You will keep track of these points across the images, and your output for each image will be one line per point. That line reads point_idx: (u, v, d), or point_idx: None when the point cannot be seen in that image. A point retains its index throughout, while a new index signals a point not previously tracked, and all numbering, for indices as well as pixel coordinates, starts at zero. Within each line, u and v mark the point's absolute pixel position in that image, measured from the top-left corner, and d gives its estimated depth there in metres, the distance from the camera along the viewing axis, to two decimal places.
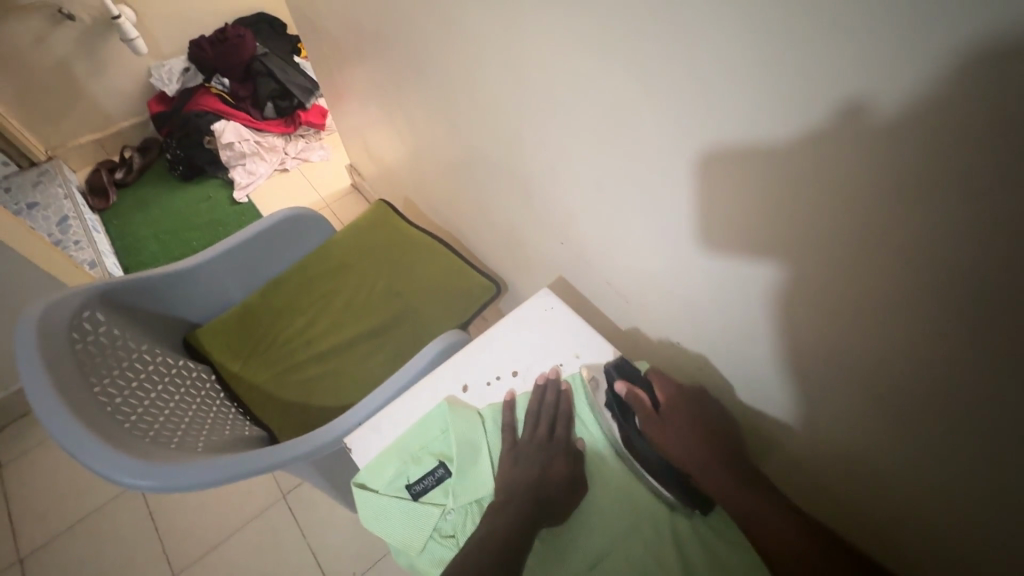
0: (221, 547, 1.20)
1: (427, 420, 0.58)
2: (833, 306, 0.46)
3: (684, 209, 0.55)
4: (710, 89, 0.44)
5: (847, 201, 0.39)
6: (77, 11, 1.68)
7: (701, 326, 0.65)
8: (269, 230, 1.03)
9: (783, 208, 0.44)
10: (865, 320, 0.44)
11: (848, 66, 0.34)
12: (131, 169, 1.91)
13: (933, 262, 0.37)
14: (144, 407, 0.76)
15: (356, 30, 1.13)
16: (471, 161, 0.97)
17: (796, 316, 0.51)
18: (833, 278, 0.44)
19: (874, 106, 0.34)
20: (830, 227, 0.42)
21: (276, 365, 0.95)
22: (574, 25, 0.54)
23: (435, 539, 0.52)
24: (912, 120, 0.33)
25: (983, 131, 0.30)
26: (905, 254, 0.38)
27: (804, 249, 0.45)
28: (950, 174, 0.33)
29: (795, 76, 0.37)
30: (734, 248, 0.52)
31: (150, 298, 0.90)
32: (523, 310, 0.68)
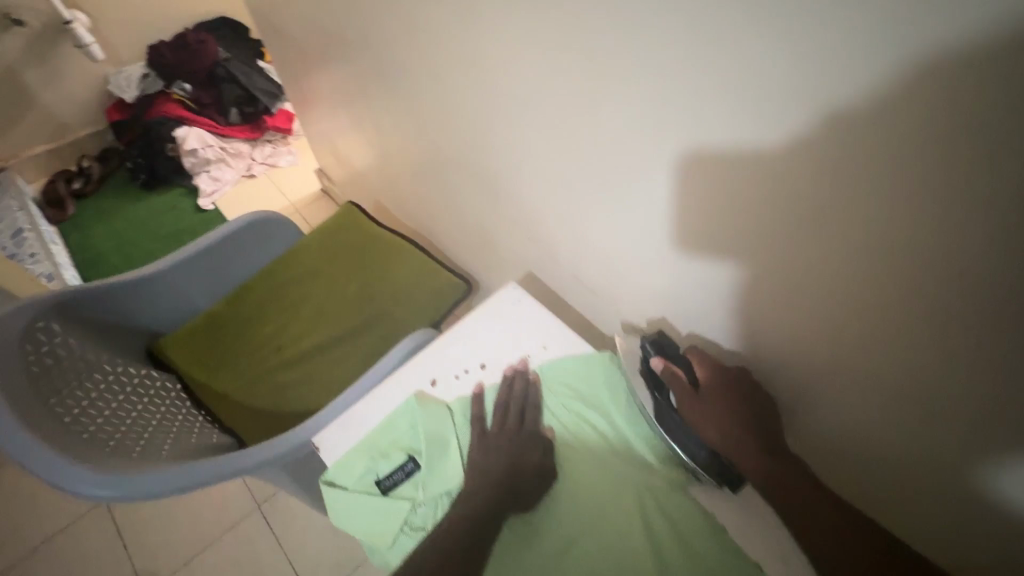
0: (194, 562, 1.17)
1: (395, 416, 0.58)
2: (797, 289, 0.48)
3: (653, 204, 0.56)
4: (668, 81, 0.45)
5: (804, 185, 0.41)
6: (28, 16, 1.62)
7: (670, 318, 0.66)
8: (234, 235, 1.02)
9: (745, 197, 0.46)
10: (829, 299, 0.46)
11: (780, 48, 0.36)
12: (90, 179, 1.86)
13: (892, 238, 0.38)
14: (105, 418, 0.73)
15: (319, 32, 1.13)
16: (438, 161, 0.97)
17: (761, 301, 0.52)
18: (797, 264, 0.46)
19: (803, 81, 0.37)
20: (788, 212, 0.43)
21: (246, 372, 0.94)
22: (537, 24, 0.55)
23: (406, 533, 0.52)
24: (837, 94, 0.35)
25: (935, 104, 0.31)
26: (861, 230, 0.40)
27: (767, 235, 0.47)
28: (875, 142, 0.35)
29: (735, 59, 0.39)
30: (703, 239, 0.53)
31: (109, 307, 0.88)
32: (490, 304, 0.69)
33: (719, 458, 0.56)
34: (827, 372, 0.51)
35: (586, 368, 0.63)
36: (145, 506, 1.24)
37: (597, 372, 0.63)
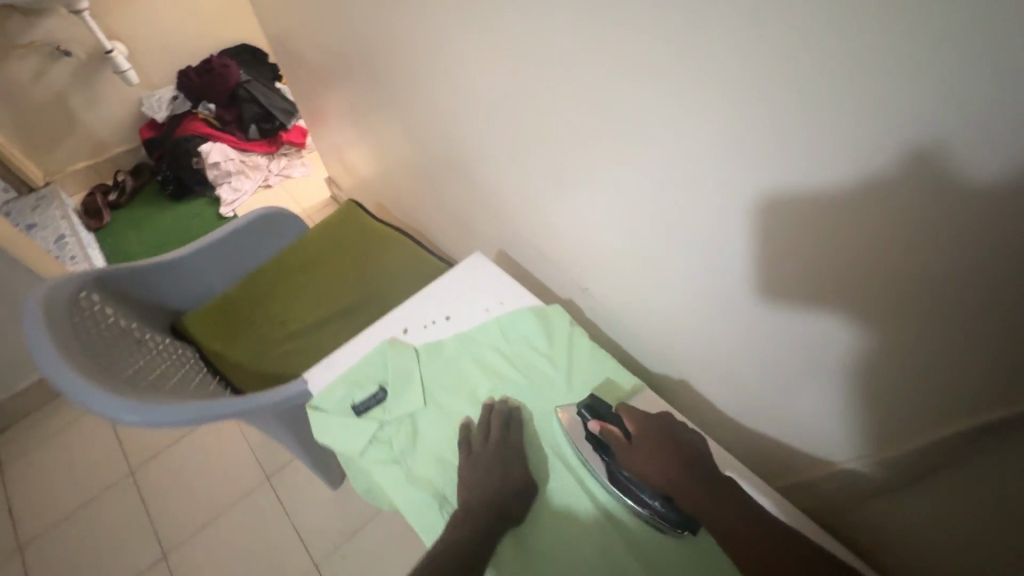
0: (209, 526, 1.29)
1: (370, 356, 0.70)
2: (828, 314, 0.49)
3: (718, 249, 0.55)
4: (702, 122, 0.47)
5: (840, 220, 0.43)
6: (74, 47, 1.83)
7: (724, 353, 0.65)
8: (247, 227, 1.16)
9: (783, 229, 0.48)
10: (858, 324, 0.47)
11: (633, 40, 0.48)
12: (124, 191, 2.05)
13: (918, 269, 0.40)
14: (138, 370, 0.87)
15: (325, 50, 1.28)
16: (424, 157, 1.10)
17: (791, 325, 0.54)
18: (831, 293, 0.48)
19: (651, 63, 0.48)
20: (822, 243, 0.45)
21: (255, 343, 1.07)
22: (559, 66, 0.58)
23: (373, 445, 0.63)
24: (671, 71, 0.47)
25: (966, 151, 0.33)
26: (885, 259, 0.42)
27: (795, 262, 0.49)
28: (701, 104, 0.47)
29: (609, 50, 0.51)
30: (739, 266, 0.55)
31: (140, 286, 1.02)
32: (458, 269, 0.80)
33: (673, 505, 0.55)
34: (716, 306, 0.62)
35: (537, 319, 0.72)
36: (167, 478, 1.37)
37: (541, 321, 0.72)
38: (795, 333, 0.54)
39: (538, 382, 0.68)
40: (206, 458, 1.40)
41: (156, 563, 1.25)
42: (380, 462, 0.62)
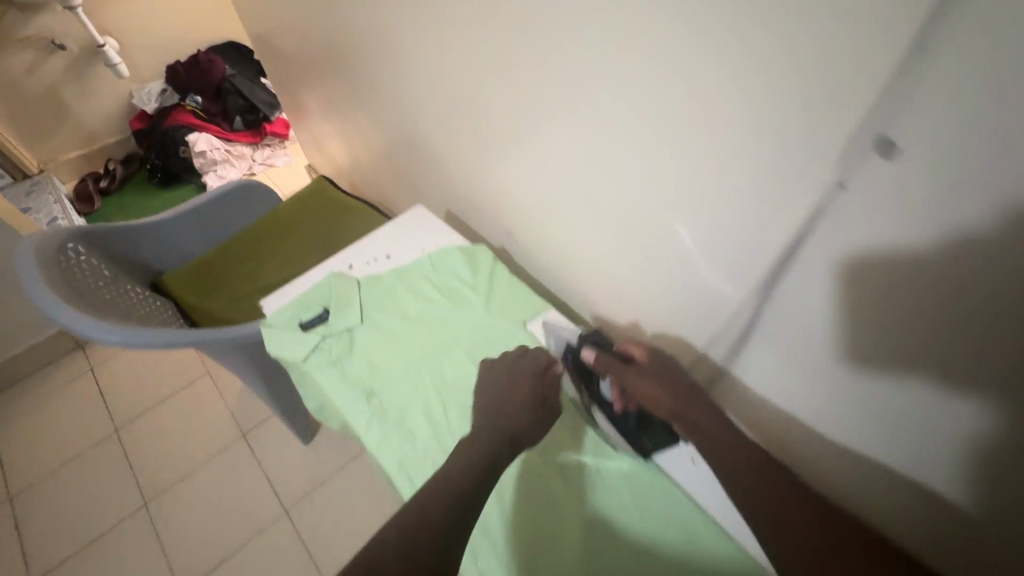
0: (188, 478, 1.39)
1: (318, 284, 0.80)
2: (707, 210, 0.56)
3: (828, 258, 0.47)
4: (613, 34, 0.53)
5: (706, 109, 0.49)
6: (68, 41, 1.95)
7: (827, 388, 0.56)
8: (224, 196, 1.27)
9: (667, 133, 0.55)
10: (727, 217, 0.55)
11: None
12: (114, 178, 2.16)
13: (761, 150, 0.47)
14: (120, 309, 0.98)
15: (300, 38, 1.40)
16: (387, 129, 1.22)
17: (680, 230, 0.61)
18: (706, 189, 0.55)
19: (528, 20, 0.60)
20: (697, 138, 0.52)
21: (228, 298, 1.18)
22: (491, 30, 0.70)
23: (315, 353, 0.74)
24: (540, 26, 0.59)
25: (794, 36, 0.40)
26: (737, 147, 0.49)
27: (680, 163, 0.55)
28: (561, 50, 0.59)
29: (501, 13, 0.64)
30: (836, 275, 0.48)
31: (124, 244, 1.13)
32: (402, 218, 0.91)
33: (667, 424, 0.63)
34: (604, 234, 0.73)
35: (464, 255, 0.82)
36: (150, 435, 1.47)
37: (468, 257, 0.82)
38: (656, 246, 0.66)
39: (461, 306, 0.78)
40: (186, 418, 1.50)
41: (138, 510, 1.35)
42: (319, 366, 0.73)
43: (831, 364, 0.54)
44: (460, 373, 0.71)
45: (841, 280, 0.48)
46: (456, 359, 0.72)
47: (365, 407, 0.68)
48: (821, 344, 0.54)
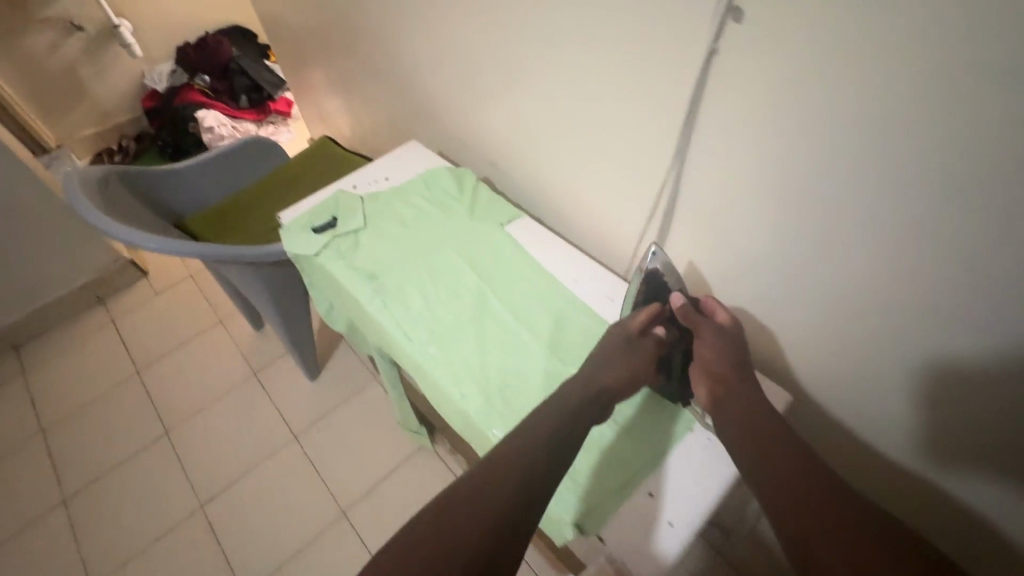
0: (205, 411, 1.53)
1: (328, 200, 0.95)
2: (636, 101, 0.71)
3: (868, 171, 0.54)
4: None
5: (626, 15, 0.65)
6: (85, 23, 2.09)
7: (853, 294, 0.63)
8: (239, 149, 1.41)
9: (601, 40, 0.70)
10: (648, 103, 0.70)
11: None
12: (127, 154, 2.29)
13: (664, 41, 0.63)
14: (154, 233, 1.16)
15: (307, 10, 1.55)
16: (389, 86, 1.37)
17: (618, 126, 0.76)
18: (636, 84, 0.69)
19: None
20: (620, 40, 0.68)
21: (243, 236, 1.32)
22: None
23: (327, 249, 0.88)
24: None
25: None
26: (647, 41, 0.65)
27: (618, 66, 0.70)
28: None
29: None
30: (843, 175, 0.56)
31: (151, 187, 1.28)
32: (399, 150, 1.06)
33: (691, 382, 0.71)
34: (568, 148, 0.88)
35: (452, 175, 0.97)
36: (168, 375, 1.61)
37: (455, 176, 0.97)
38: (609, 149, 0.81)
39: (450, 213, 0.92)
40: (202, 360, 1.64)
41: (160, 438, 1.48)
42: (330, 258, 0.87)
43: (740, 222, 0.69)
44: (451, 262, 0.85)
45: (717, 140, 0.65)
46: (443, 249, 0.86)
47: (370, 285, 0.82)
48: (729, 207, 0.69)
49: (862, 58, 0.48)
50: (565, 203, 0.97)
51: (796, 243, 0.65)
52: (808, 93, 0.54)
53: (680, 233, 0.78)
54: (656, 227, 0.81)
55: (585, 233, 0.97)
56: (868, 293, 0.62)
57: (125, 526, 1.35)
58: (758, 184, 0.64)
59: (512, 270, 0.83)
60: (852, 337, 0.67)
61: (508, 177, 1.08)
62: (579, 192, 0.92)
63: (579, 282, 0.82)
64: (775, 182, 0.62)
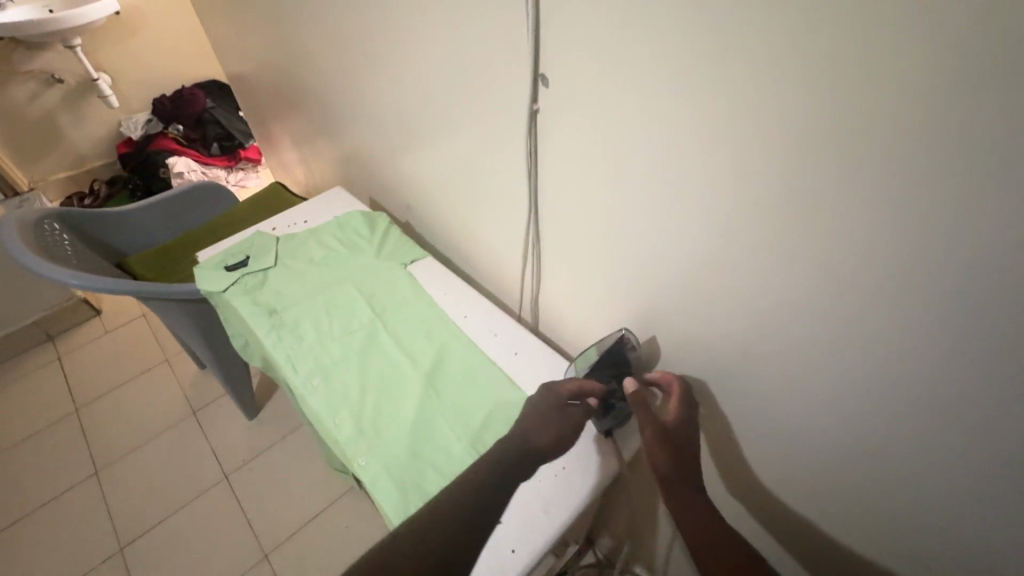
0: (138, 450, 1.52)
1: (244, 239, 1.00)
2: (505, 151, 0.78)
3: (661, 221, 0.59)
4: (435, 31, 0.77)
5: (486, 77, 0.73)
6: (65, 75, 2.21)
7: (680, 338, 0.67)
8: (187, 193, 1.49)
9: (475, 98, 0.78)
10: (511, 153, 0.77)
11: (395, 20, 0.85)
12: (98, 196, 2.37)
13: (512, 100, 0.70)
14: (89, 270, 1.20)
15: (265, 69, 1.68)
16: (333, 138, 1.47)
17: (496, 172, 0.83)
18: (503, 139, 0.77)
19: (404, 32, 0.85)
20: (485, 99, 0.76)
21: (183, 274, 1.37)
22: (382, 45, 0.95)
23: (233, 286, 0.92)
24: (411, 35, 0.84)
25: (499, 14, 0.64)
26: (501, 99, 0.72)
27: (490, 122, 0.78)
28: (425, 49, 0.83)
29: (390, 31, 0.89)
30: (646, 224, 0.61)
31: (96, 228, 1.34)
32: (322, 195, 1.13)
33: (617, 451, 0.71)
34: (466, 193, 0.95)
35: (364, 218, 1.04)
36: (106, 412, 1.61)
37: (367, 218, 1.04)
38: (493, 196, 0.87)
39: (359, 253, 0.98)
40: (142, 396, 1.65)
41: (89, 477, 1.47)
42: (235, 294, 0.91)
43: (592, 267, 0.75)
44: (348, 298, 0.89)
45: (560, 186, 0.71)
46: (344, 288, 0.91)
47: (266, 321, 0.86)
48: (580, 251, 0.75)
49: (635, 118, 0.54)
50: (470, 245, 1.04)
51: (629, 285, 0.70)
52: (605, 145, 0.60)
53: (555, 270, 0.83)
54: (536, 270, 0.87)
55: (488, 274, 1.03)
56: (691, 334, 0.64)
57: (41, 567, 1.31)
58: (593, 224, 0.69)
59: (408, 307, 0.88)
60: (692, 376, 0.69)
61: (427, 221, 1.16)
62: (479, 235, 0.99)
63: (468, 317, 0.87)
64: (604, 223, 0.67)
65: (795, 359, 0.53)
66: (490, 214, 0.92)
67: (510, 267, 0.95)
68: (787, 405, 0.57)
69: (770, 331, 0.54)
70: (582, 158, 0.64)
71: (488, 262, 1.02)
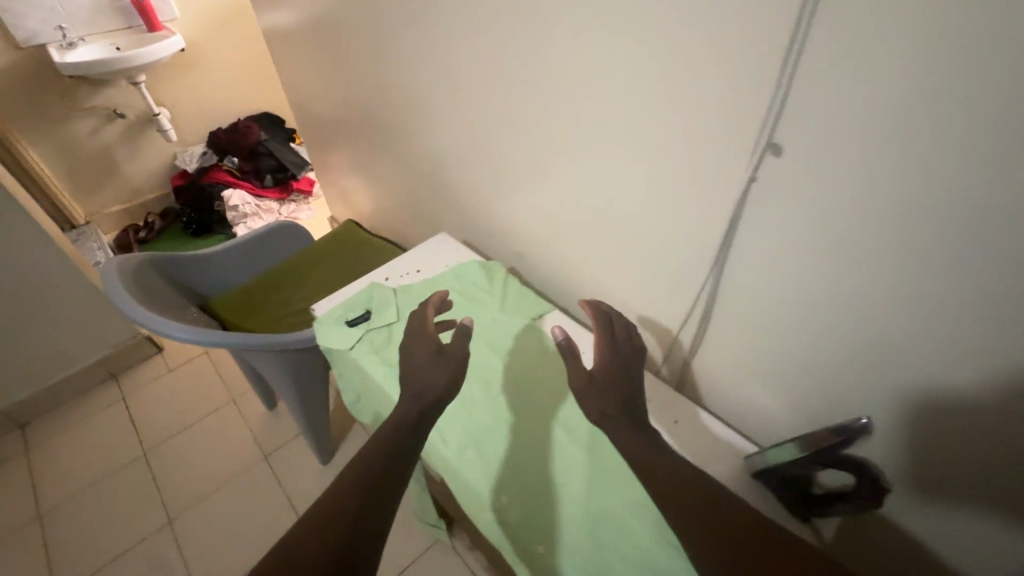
0: (212, 498, 1.46)
1: (361, 291, 0.97)
2: (664, 216, 0.74)
3: (920, 295, 0.53)
4: (586, 96, 0.75)
5: (652, 144, 0.69)
6: (128, 111, 2.23)
7: (908, 415, 0.61)
8: (267, 234, 1.47)
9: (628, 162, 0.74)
10: (673, 219, 0.73)
11: (533, 74, 0.81)
12: (152, 229, 2.37)
13: (687, 169, 0.67)
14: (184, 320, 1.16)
15: (335, 108, 1.65)
16: (412, 178, 1.43)
17: (645, 233, 0.79)
18: (670, 202, 0.72)
19: (542, 84, 0.81)
20: (644, 166, 0.72)
21: (269, 317, 1.33)
22: (503, 95, 0.90)
23: (359, 344, 0.89)
24: (553, 88, 0.79)
25: (689, 86, 0.61)
26: (670, 166, 0.69)
27: (653, 181, 0.72)
28: (570, 103, 0.78)
29: (520, 82, 0.85)
30: (886, 298, 0.56)
31: (180, 272, 1.30)
32: (428, 242, 1.09)
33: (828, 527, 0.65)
34: (598, 247, 0.90)
35: (483, 267, 1.00)
36: (175, 456, 1.56)
37: (485, 268, 1.00)
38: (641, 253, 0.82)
39: (485, 306, 0.94)
40: (212, 440, 1.60)
41: (162, 527, 1.41)
42: (364, 353, 0.87)
43: (782, 333, 0.69)
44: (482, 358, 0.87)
45: (744, 254, 0.67)
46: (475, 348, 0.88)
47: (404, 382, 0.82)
48: (765, 316, 0.69)
49: (911, 187, 0.48)
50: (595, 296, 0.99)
51: (837, 356, 0.64)
52: (827, 220, 0.56)
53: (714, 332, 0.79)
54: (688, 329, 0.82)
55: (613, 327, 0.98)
56: (936, 413, 0.58)
57: None
58: (799, 295, 0.64)
59: (545, 369, 0.85)
60: (917, 458, 0.62)
61: (534, 267, 1.12)
62: (608, 287, 0.94)
63: None
64: (799, 291, 0.64)
65: (1006, 415, 0.52)
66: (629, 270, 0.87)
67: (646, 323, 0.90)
68: (1021, 478, 0.54)
69: (987, 388, 0.52)
70: (785, 230, 0.61)
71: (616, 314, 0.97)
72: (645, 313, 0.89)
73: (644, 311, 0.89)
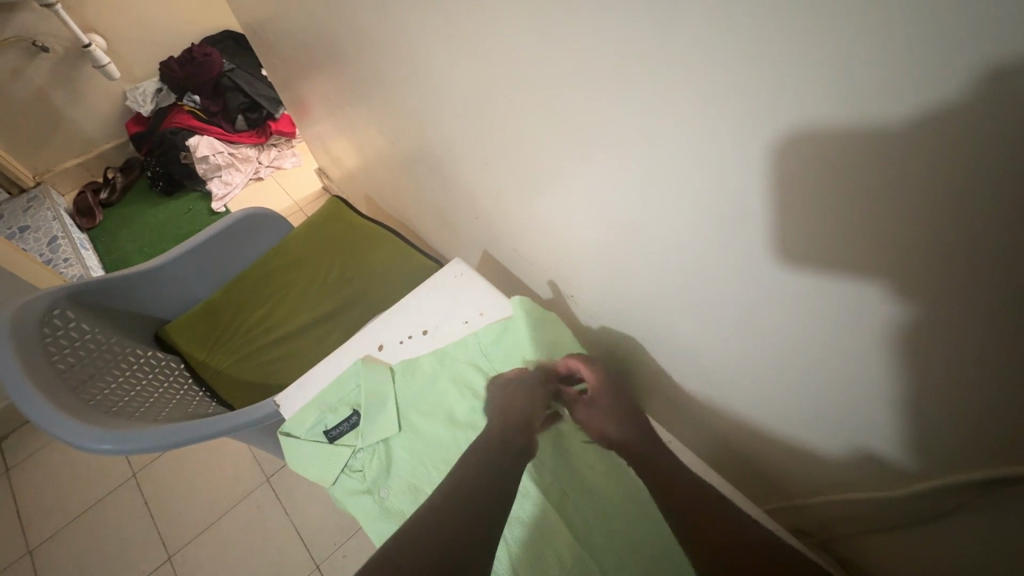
0: (212, 528, 1.29)
1: (344, 376, 0.69)
2: (876, 312, 0.42)
3: None
4: (754, 90, 0.37)
5: (865, 226, 0.38)
6: (50, 42, 1.77)
7: None
8: (228, 230, 1.13)
9: (813, 230, 0.41)
10: (853, 332, 0.45)
11: (627, 26, 0.42)
12: (115, 188, 2.02)
13: (944, 269, 0.36)
14: (112, 389, 0.88)
15: (295, 49, 1.22)
16: (408, 156, 1.05)
17: (813, 327, 0.49)
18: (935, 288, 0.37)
19: (642, 50, 0.42)
20: (888, 234, 0.37)
21: (238, 351, 1.03)
22: (555, 64, 0.52)
23: (346, 473, 0.66)
24: (670, 59, 0.41)
25: (937, 185, 0.32)
26: (859, 273, 0.41)
27: (894, 244, 0.37)
28: (709, 87, 0.40)
29: (596, 40, 0.46)
30: None
31: (117, 298, 1.00)
32: (437, 279, 0.77)
33: None
34: (730, 313, 0.56)
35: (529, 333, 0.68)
36: (168, 478, 1.39)
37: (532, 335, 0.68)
38: (829, 343, 0.49)
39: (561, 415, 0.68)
40: (209, 460, 1.41)
41: (161, 565, 1.25)
42: (352, 491, 0.65)
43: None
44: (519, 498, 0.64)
45: (969, 407, 0.41)
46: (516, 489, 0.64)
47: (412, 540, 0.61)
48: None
49: None
50: (710, 366, 0.66)
51: None
52: None
53: (888, 465, 0.53)
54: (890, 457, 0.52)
55: (738, 410, 0.67)
56: None
57: None
58: None
59: (591, 479, 0.65)
60: None
61: (595, 304, 0.79)
62: (738, 362, 0.61)
63: None
64: None
65: None
66: (788, 355, 0.54)
67: (802, 421, 0.59)
68: None
69: None
70: None
71: (742, 394, 0.64)
72: (803, 409, 0.58)
73: (804, 407, 0.57)
